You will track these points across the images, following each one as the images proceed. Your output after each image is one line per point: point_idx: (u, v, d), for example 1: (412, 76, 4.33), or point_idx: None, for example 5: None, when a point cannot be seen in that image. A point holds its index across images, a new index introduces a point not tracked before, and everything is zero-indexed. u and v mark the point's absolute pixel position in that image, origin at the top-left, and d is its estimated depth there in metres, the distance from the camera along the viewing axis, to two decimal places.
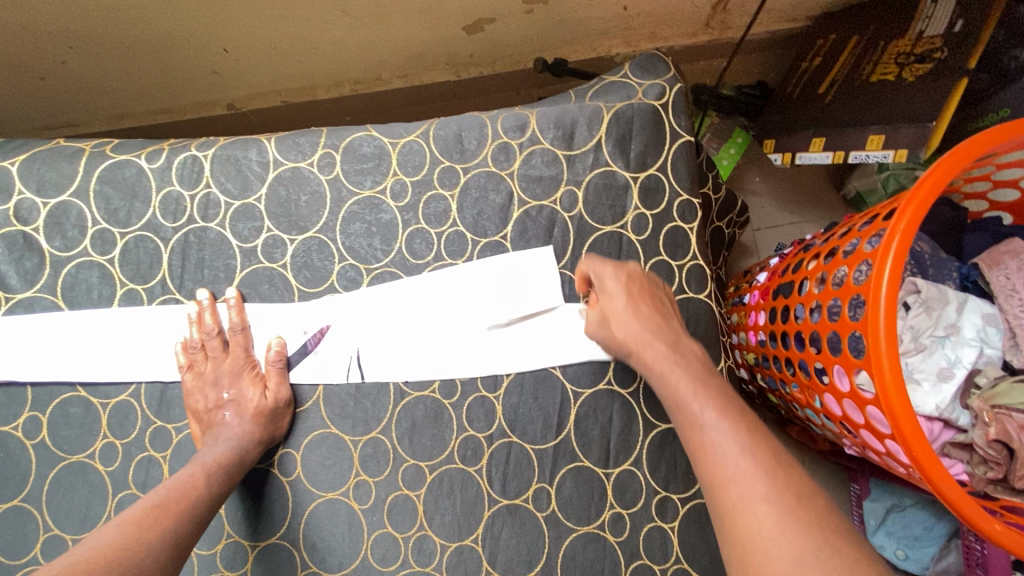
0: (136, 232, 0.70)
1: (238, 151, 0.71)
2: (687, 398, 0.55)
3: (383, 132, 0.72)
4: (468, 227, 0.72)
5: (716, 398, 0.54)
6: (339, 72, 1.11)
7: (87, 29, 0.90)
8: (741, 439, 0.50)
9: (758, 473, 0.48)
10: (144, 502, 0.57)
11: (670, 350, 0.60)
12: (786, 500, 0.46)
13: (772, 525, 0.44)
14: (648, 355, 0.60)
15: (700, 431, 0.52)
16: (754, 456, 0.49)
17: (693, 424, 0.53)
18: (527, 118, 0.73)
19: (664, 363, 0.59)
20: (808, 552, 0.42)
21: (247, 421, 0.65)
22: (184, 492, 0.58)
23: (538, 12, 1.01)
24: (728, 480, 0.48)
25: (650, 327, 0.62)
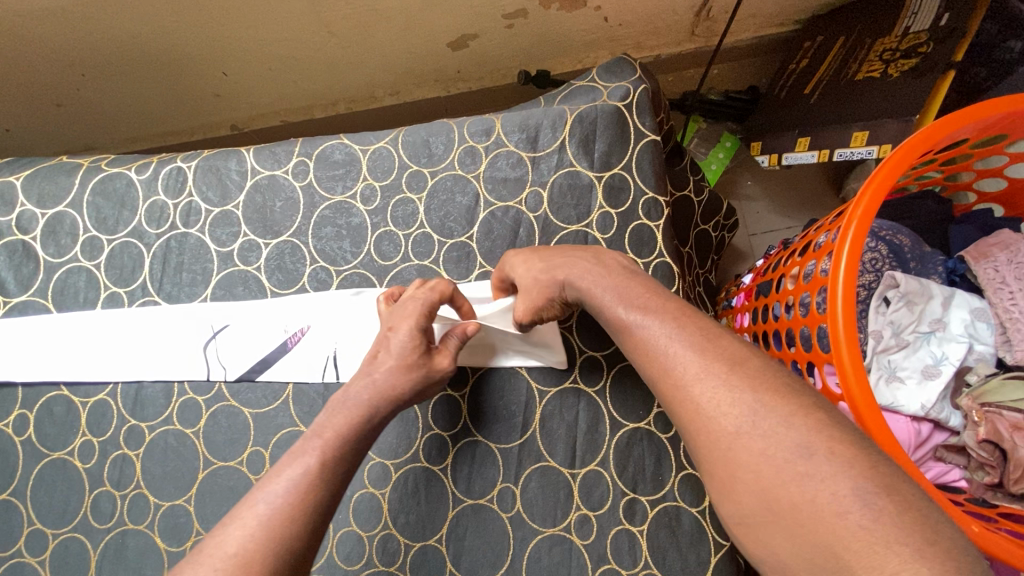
0: (122, 239, 0.74)
1: (219, 162, 0.75)
2: (613, 305, 0.52)
3: (354, 140, 0.75)
4: (435, 229, 0.73)
5: (648, 303, 0.51)
6: (333, 92, 1.16)
7: (95, 59, 0.98)
8: (667, 323, 0.48)
9: (692, 353, 0.45)
10: (273, 477, 0.51)
11: (599, 273, 0.56)
12: (719, 372, 0.43)
13: (711, 400, 0.43)
14: (579, 278, 0.56)
15: (635, 334, 0.50)
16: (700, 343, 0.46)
17: (623, 328, 0.51)
18: (493, 123, 0.75)
19: (593, 288, 0.55)
20: (744, 424, 0.41)
21: (393, 368, 0.57)
22: (319, 464, 0.51)
23: (519, 27, 1.04)
24: (670, 362, 0.46)
25: (571, 260, 0.58)
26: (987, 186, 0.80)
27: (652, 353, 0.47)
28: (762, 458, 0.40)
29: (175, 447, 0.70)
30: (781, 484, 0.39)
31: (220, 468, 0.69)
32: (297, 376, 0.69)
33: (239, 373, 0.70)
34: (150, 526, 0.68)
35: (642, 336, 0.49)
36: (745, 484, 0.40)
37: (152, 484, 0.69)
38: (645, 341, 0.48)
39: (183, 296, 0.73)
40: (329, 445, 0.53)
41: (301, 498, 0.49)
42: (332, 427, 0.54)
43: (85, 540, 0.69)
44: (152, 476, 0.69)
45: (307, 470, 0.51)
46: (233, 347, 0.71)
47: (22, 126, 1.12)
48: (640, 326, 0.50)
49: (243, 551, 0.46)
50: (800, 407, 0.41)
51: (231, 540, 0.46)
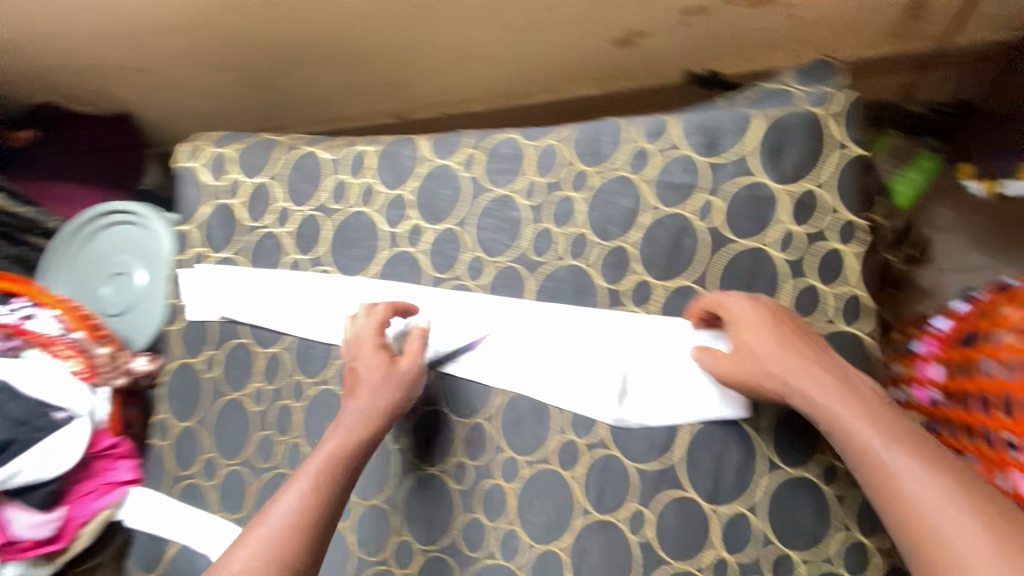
0: (309, 212, 0.82)
1: (397, 148, 0.81)
2: (833, 407, 0.53)
3: (523, 134, 0.75)
4: (594, 229, 0.71)
5: (908, 446, 0.49)
6: (493, 86, 1.19)
7: (298, 45, 1.07)
8: (901, 451, 0.49)
9: (969, 528, 0.45)
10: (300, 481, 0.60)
11: (840, 385, 0.54)
12: (914, 468, 0.48)
13: None
14: (809, 390, 0.55)
15: (895, 481, 0.48)
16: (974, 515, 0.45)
17: (880, 471, 0.50)
18: (668, 124, 0.71)
19: (836, 404, 0.53)
20: None
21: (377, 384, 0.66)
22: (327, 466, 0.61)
23: (694, 25, 1.00)
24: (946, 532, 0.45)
25: (808, 357, 0.56)
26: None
27: (899, 486, 0.48)
28: None
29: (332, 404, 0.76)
30: None
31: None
32: (476, 375, 0.71)
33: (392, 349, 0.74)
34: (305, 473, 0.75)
35: (876, 456, 0.50)
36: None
37: (309, 437, 0.76)
38: (885, 463, 0.49)
39: (353, 269, 0.79)
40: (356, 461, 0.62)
41: (311, 509, 0.58)
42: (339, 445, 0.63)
43: (250, 474, 0.77)
44: (310, 428, 0.76)
45: (323, 472, 0.61)
46: (423, 337, 0.73)
47: (226, 106, 1.29)
48: (904, 478, 0.48)
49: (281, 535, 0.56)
50: None
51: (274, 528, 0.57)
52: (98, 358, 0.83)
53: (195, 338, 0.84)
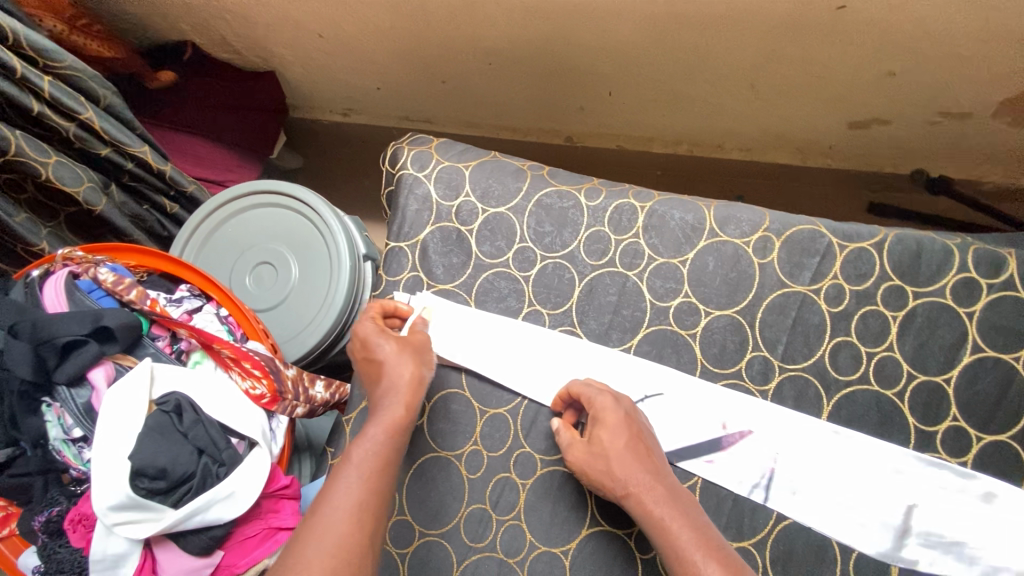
0: (556, 259, 0.72)
1: (674, 211, 0.71)
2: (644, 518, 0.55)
3: (832, 230, 0.67)
4: (908, 358, 0.64)
5: None
6: (688, 133, 1.10)
7: (509, 52, 0.96)
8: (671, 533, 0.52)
9: None
10: (348, 469, 0.55)
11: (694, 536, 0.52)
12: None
13: None
14: (646, 496, 0.56)
15: None
16: None
17: None
18: (1004, 259, 0.64)
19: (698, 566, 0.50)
20: None
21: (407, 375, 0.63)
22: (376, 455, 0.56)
23: (945, 125, 0.93)
24: None
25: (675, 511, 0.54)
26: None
27: None
28: None
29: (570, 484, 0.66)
30: None
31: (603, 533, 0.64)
32: (750, 494, 0.63)
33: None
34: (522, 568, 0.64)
35: None
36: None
37: (532, 525, 0.66)
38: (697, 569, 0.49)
39: (607, 338, 0.69)
40: (389, 453, 0.57)
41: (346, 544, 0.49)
42: (370, 463, 0.56)
43: (450, 549, 0.66)
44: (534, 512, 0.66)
45: (371, 461, 0.56)
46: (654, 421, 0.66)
47: (381, 89, 1.14)
48: None
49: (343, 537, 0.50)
50: None
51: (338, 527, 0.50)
52: (285, 383, 0.70)
53: None
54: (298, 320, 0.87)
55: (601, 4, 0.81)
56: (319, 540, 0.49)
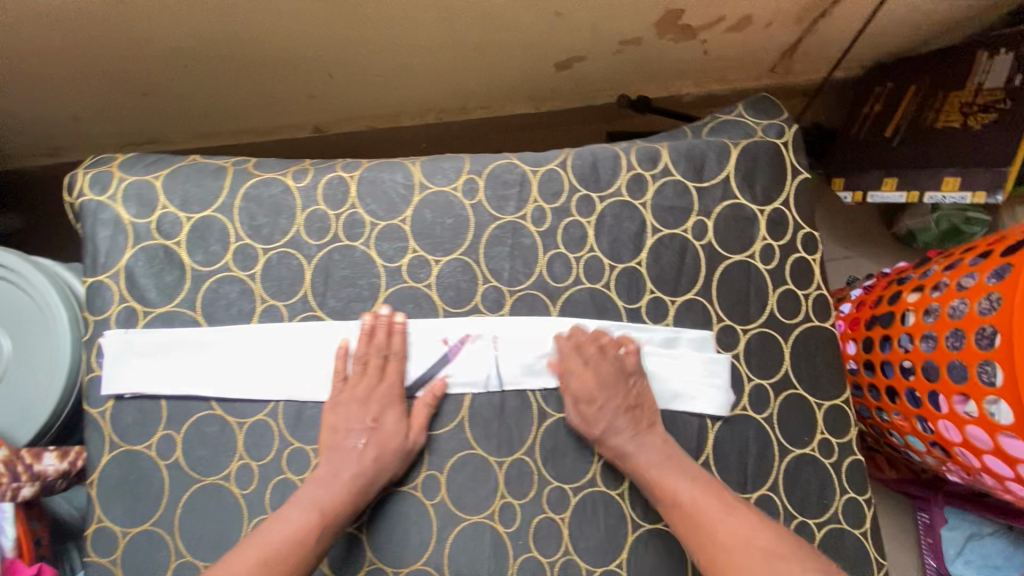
0: (279, 249, 0.70)
1: (384, 173, 0.73)
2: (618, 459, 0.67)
3: (524, 159, 0.75)
4: (606, 253, 0.74)
5: (690, 474, 0.65)
6: (429, 101, 1.14)
7: (201, 50, 0.91)
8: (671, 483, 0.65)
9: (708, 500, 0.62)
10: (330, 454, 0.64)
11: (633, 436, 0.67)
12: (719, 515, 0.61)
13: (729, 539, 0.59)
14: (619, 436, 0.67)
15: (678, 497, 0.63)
16: (710, 503, 0.62)
17: (660, 493, 0.64)
18: (658, 151, 0.77)
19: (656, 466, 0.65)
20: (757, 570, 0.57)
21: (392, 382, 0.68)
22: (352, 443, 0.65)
23: (627, 52, 1.08)
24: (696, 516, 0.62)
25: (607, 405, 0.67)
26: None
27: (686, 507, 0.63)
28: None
29: (339, 437, 0.65)
30: None
31: (389, 471, 0.65)
32: (511, 408, 0.69)
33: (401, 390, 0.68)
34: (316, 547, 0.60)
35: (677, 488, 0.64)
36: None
37: (317, 498, 0.62)
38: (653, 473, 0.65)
39: (348, 312, 0.70)
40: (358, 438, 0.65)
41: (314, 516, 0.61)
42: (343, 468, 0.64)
43: None
44: (317, 485, 0.62)
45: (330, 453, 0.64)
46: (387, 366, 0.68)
47: (85, 116, 1.03)
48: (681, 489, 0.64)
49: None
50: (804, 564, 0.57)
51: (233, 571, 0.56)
52: None
53: (135, 420, 0.67)
54: (24, 396, 0.76)
55: None
56: (300, 499, 0.62)
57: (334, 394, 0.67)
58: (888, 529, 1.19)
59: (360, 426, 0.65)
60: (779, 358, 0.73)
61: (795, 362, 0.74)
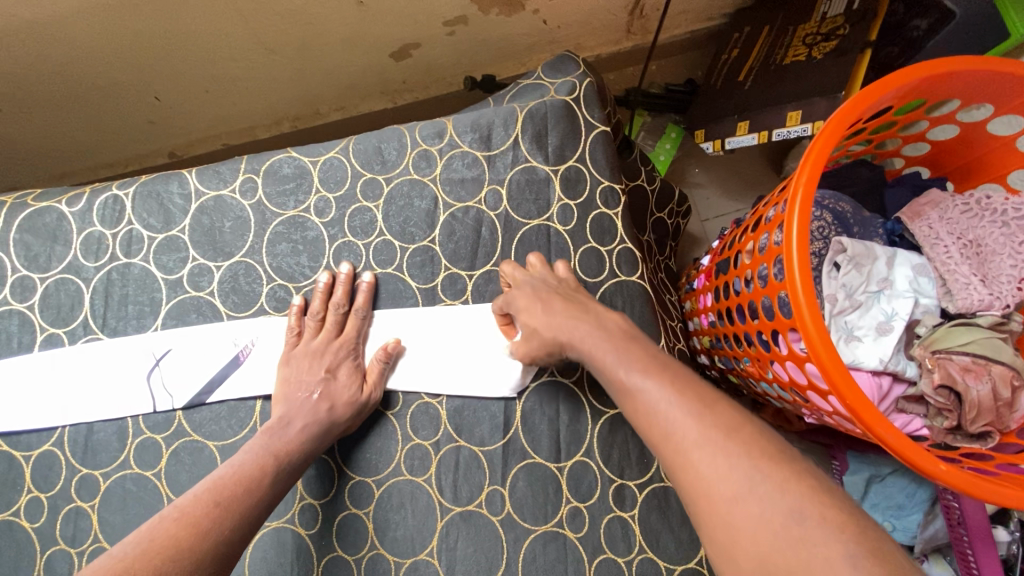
0: (56, 276, 0.69)
1: (159, 186, 0.71)
2: (616, 370, 0.51)
3: (303, 152, 0.73)
4: (396, 235, 0.72)
5: (653, 365, 0.49)
6: (276, 110, 1.13)
7: (10, 90, 0.92)
8: (673, 395, 0.46)
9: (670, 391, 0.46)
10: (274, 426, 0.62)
11: (597, 330, 0.56)
12: (715, 438, 0.42)
13: (706, 463, 0.41)
14: (580, 337, 0.56)
15: (634, 398, 0.48)
16: (687, 398, 0.45)
17: (624, 391, 0.49)
18: (444, 125, 0.75)
19: (609, 358, 0.52)
20: (737, 492, 0.39)
21: (337, 342, 0.68)
22: (296, 399, 0.64)
23: (460, 33, 1.04)
24: (654, 412, 0.46)
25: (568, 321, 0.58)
26: (939, 135, 0.78)
27: (647, 405, 0.47)
28: (757, 521, 0.37)
29: (290, 391, 0.65)
30: (775, 545, 0.36)
31: (343, 422, 0.64)
32: None
33: (188, 401, 0.66)
34: (256, 497, 0.54)
35: (630, 384, 0.49)
36: (747, 553, 0.37)
37: (268, 446, 0.59)
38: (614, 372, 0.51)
39: (130, 330, 0.69)
40: (299, 397, 0.64)
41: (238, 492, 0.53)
42: (281, 443, 0.60)
43: None
44: (267, 435, 0.61)
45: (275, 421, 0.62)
46: (174, 376, 0.67)
47: None
48: (640, 389, 0.48)
49: (160, 542, 0.46)
50: (792, 474, 0.39)
51: (160, 530, 0.47)
52: None
53: None
54: None
55: (42, 17, 0.80)
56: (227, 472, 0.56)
57: (289, 350, 0.68)
58: None
59: (313, 378, 0.66)
60: None
61: None
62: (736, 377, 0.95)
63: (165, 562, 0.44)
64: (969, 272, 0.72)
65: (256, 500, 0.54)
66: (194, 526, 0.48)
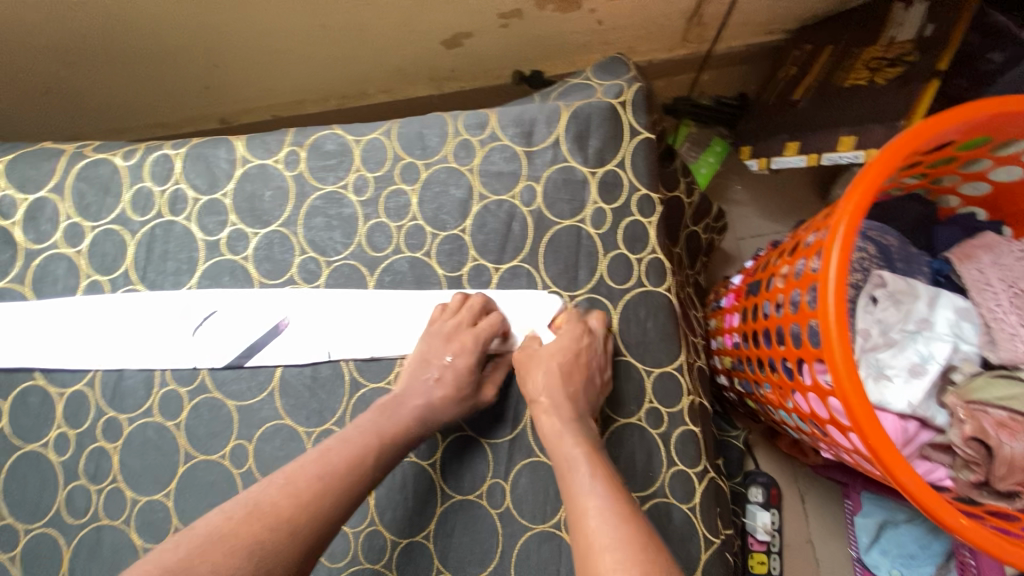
0: (105, 226, 0.72)
1: (208, 150, 0.73)
2: (564, 455, 0.59)
3: (347, 130, 0.74)
4: (428, 221, 0.73)
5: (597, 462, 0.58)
6: (325, 87, 1.15)
7: (82, 46, 0.97)
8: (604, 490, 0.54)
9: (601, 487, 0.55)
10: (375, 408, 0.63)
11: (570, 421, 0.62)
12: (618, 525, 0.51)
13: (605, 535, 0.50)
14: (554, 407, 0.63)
15: (573, 482, 0.56)
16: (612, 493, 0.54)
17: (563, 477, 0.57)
18: (487, 117, 0.75)
19: (561, 436, 0.60)
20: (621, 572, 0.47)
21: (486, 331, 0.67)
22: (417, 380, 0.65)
23: (514, 26, 1.04)
24: (580, 497, 0.54)
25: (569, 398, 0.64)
26: (1001, 175, 0.74)
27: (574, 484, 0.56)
28: None
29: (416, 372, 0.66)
30: None
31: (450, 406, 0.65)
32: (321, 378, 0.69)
33: (227, 361, 0.69)
34: (356, 479, 0.57)
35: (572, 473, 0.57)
36: None
37: (378, 425, 0.61)
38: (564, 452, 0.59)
39: (167, 285, 0.71)
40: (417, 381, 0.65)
41: (346, 474, 0.56)
42: (388, 428, 0.61)
43: (59, 535, 0.67)
44: (380, 412, 0.62)
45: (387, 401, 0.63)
46: (204, 335, 0.69)
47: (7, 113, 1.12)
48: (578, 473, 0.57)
49: (262, 509, 0.53)
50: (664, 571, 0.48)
51: (265, 499, 0.53)
52: None
53: None
54: None
55: None
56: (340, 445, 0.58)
57: (431, 330, 0.68)
58: (817, 521, 1.08)
59: (439, 361, 0.66)
60: (606, 324, 0.71)
61: (623, 327, 0.71)
62: (755, 403, 0.93)
63: (266, 530, 0.51)
64: (1017, 321, 0.69)
65: (356, 478, 0.57)
66: (293, 498, 0.54)
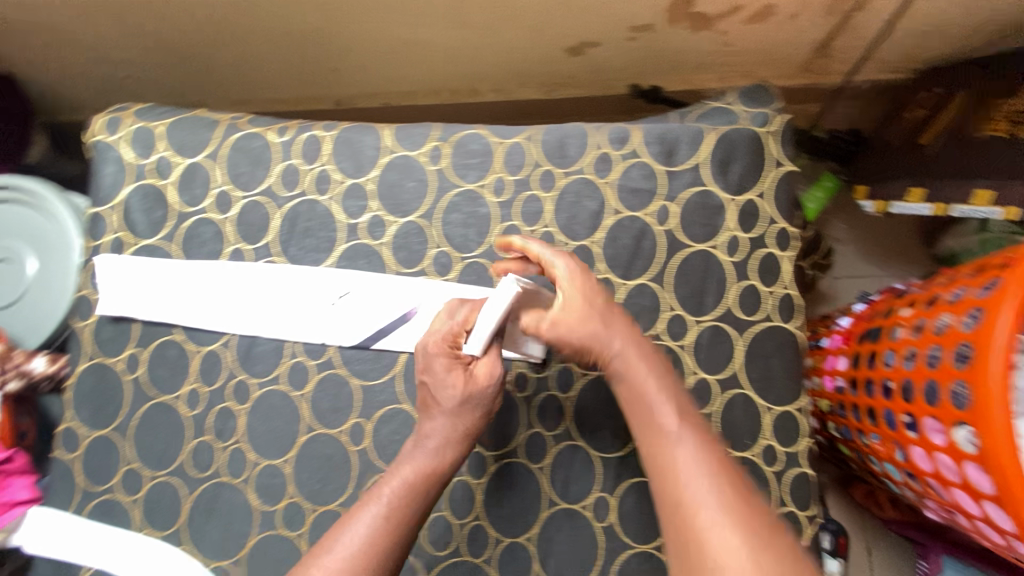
0: (253, 197, 0.75)
1: (357, 136, 0.76)
2: (652, 412, 0.55)
3: (492, 131, 0.76)
4: (561, 229, 0.73)
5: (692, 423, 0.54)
6: (441, 81, 1.17)
7: (230, 19, 1.01)
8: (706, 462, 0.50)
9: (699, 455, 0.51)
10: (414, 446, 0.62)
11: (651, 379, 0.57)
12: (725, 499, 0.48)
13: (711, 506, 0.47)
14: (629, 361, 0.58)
15: (669, 445, 0.52)
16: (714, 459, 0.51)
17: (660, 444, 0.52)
18: (630, 133, 0.75)
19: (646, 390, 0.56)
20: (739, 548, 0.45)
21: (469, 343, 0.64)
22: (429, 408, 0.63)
23: (641, 40, 1.04)
24: (676, 464, 0.51)
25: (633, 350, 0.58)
26: None
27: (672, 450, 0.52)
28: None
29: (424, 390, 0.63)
30: None
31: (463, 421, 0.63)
32: None
33: (355, 340, 0.71)
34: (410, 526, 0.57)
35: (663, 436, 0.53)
36: None
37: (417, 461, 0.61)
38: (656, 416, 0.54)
39: (305, 261, 0.74)
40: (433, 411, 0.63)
41: (400, 517, 0.57)
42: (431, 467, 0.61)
43: (180, 485, 0.70)
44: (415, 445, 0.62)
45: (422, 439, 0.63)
46: (337, 313, 0.72)
47: (142, 76, 1.17)
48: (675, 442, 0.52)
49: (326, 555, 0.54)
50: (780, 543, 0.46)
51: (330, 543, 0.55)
52: None
53: (110, 336, 0.74)
54: (46, 310, 0.88)
55: None
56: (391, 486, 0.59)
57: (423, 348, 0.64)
58: None
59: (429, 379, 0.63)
60: (729, 354, 0.70)
61: (748, 362, 0.70)
62: (849, 450, 0.91)
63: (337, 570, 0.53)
64: None
65: (411, 522, 0.57)
66: (354, 544, 0.54)
